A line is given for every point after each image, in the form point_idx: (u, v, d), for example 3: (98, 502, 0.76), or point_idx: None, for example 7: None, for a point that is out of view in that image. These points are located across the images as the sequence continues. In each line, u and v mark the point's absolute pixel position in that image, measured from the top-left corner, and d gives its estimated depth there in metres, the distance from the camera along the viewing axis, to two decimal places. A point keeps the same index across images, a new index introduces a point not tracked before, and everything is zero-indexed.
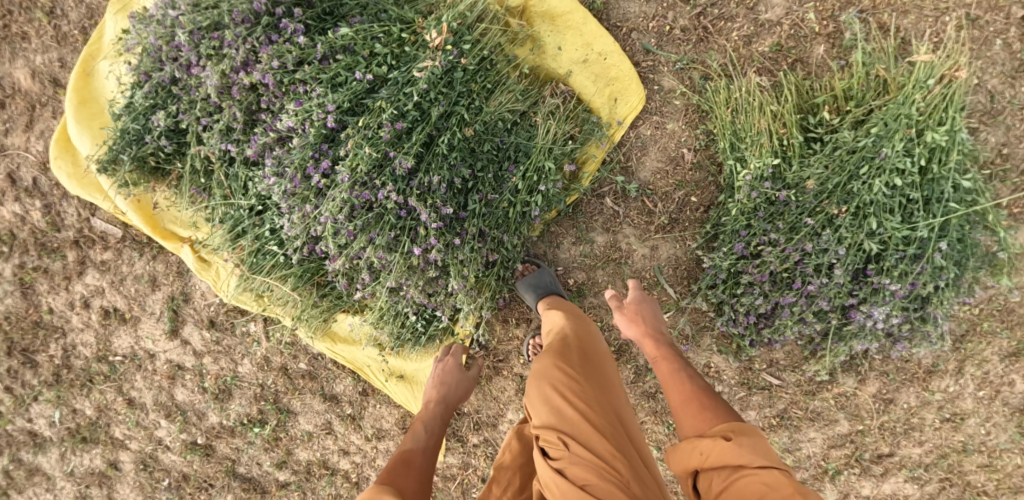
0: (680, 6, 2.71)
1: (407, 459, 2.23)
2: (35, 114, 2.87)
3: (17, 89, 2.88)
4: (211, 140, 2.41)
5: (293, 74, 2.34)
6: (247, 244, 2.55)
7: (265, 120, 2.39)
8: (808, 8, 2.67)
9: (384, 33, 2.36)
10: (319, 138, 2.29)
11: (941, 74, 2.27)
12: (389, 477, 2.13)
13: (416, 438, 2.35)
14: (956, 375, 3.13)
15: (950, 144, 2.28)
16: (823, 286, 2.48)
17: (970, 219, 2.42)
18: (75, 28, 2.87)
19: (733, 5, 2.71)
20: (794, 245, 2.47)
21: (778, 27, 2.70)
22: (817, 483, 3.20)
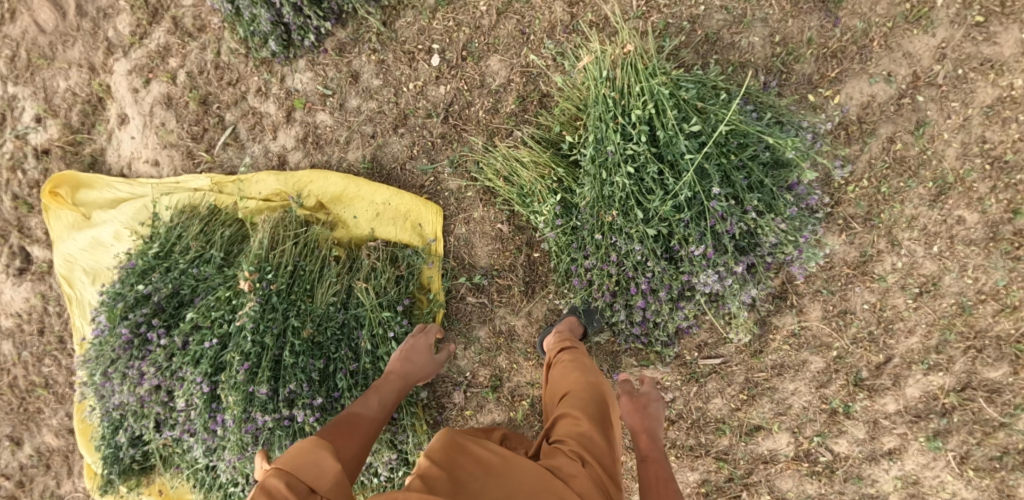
0: (429, 121, 3.05)
1: (354, 421, 2.14)
2: (70, 459, 3.84)
3: (52, 449, 3.86)
4: (152, 436, 2.96)
5: (171, 365, 2.86)
6: (217, 495, 3.04)
7: (174, 405, 2.90)
8: (526, 54, 2.94)
9: (216, 297, 2.85)
10: (207, 401, 2.76)
11: (613, 58, 2.37)
12: (332, 437, 2.03)
13: (368, 406, 2.25)
14: (895, 249, 2.95)
15: (658, 103, 2.30)
16: (651, 277, 2.48)
17: (736, 143, 2.38)
18: (67, 387, 3.84)
19: (466, 93, 3.01)
20: (604, 261, 2.53)
21: (511, 85, 2.96)
22: (835, 426, 3.01)
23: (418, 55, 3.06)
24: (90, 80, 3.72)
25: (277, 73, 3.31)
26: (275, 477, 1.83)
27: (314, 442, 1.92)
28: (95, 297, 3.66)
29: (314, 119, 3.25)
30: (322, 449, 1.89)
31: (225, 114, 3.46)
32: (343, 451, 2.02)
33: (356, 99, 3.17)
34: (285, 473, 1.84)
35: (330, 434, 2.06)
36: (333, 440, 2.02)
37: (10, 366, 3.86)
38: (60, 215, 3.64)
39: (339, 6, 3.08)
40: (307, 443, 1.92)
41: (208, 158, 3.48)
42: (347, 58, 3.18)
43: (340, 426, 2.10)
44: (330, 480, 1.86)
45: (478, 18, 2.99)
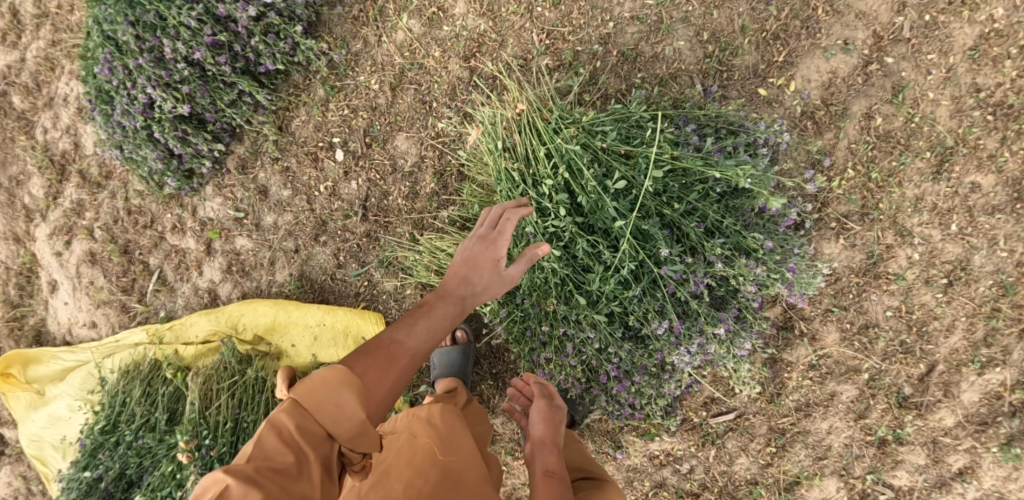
0: (349, 220, 2.73)
1: (393, 353, 1.58)
2: None
3: None
4: None
5: None
6: None
7: None
8: (433, 124, 2.62)
9: (161, 473, 2.56)
10: None
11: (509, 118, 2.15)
12: (365, 364, 1.54)
13: (415, 330, 1.64)
14: (905, 239, 2.50)
15: (572, 163, 2.00)
16: (621, 362, 2.13)
17: (676, 184, 2.02)
18: None
19: (379, 181, 2.69)
20: (564, 352, 2.17)
21: (425, 162, 2.64)
22: (887, 458, 2.56)
23: (320, 154, 2.75)
24: (15, 252, 3.44)
25: (188, 205, 3.05)
26: (277, 429, 1.44)
27: (340, 380, 1.47)
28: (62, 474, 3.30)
29: (234, 246, 2.96)
30: (347, 389, 1.46)
31: (148, 258, 3.20)
32: (376, 387, 1.53)
33: (270, 215, 2.87)
34: (287, 425, 1.45)
35: (371, 353, 1.56)
36: (364, 370, 1.53)
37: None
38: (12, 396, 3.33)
39: (226, 122, 2.81)
40: (331, 374, 1.48)
41: (142, 307, 3.24)
42: (252, 173, 2.91)
43: (382, 347, 1.58)
44: (353, 427, 1.46)
45: (373, 99, 2.69)
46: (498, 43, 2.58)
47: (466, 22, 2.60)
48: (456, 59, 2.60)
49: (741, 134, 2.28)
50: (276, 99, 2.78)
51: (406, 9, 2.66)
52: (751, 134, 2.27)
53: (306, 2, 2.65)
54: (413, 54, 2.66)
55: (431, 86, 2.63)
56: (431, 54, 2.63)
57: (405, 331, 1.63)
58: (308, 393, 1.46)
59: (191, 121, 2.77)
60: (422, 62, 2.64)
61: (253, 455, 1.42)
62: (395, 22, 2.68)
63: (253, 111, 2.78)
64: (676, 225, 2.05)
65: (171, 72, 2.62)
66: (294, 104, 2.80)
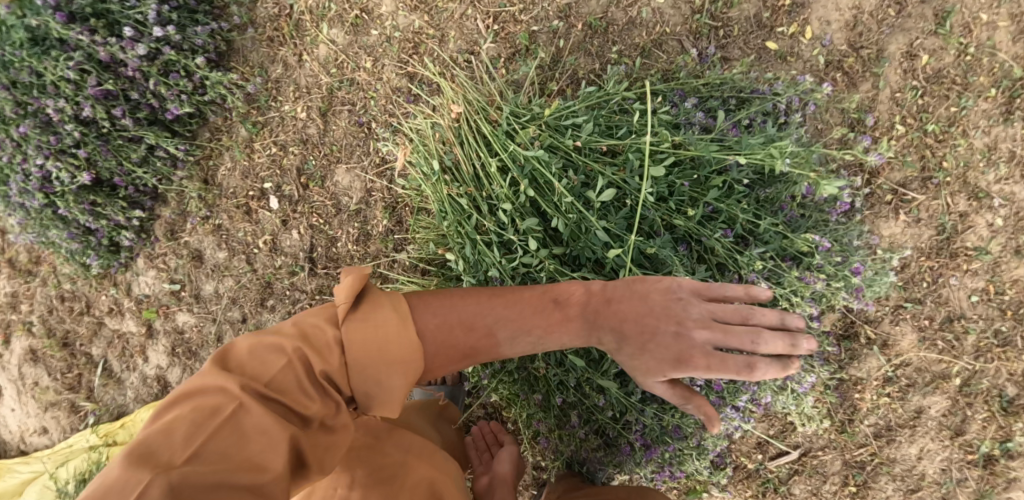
0: (296, 279, 2.27)
1: (475, 348, 1.26)
2: None
3: None
4: None
5: None
6: None
7: None
8: (375, 150, 2.16)
9: None
10: None
11: (448, 123, 1.80)
12: (442, 344, 1.24)
13: (517, 341, 1.28)
14: (982, 203, 1.97)
15: (534, 175, 1.62)
16: (648, 430, 1.68)
17: (684, 180, 1.55)
18: None
19: (323, 226, 2.22)
20: (574, 425, 1.73)
21: (373, 196, 2.17)
22: (999, 479, 2.01)
23: (252, 204, 2.30)
24: None
25: (121, 284, 2.63)
26: (313, 365, 1.19)
27: (409, 348, 1.20)
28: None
29: (176, 323, 2.53)
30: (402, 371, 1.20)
31: (91, 349, 2.79)
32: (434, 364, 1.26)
33: (209, 283, 2.43)
34: (325, 360, 1.19)
35: (456, 320, 1.25)
36: (434, 346, 1.23)
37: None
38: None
39: (142, 184, 2.38)
40: (400, 329, 1.20)
41: (91, 405, 2.81)
42: (182, 238, 2.47)
43: (476, 333, 1.26)
44: (387, 405, 1.24)
45: (303, 130, 2.24)
46: (437, 39, 2.11)
47: (396, 21, 2.14)
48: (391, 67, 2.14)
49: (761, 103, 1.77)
50: (194, 148, 2.35)
51: (325, 18, 2.22)
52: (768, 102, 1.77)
53: (209, 29, 2.22)
54: (341, 68, 2.20)
55: (366, 103, 2.16)
56: (361, 66, 2.17)
57: (510, 333, 1.27)
58: (364, 347, 1.19)
59: (100, 189, 2.33)
60: (352, 77, 2.18)
61: (273, 382, 1.16)
62: (315, 36, 2.24)
63: (170, 167, 2.35)
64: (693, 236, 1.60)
65: (62, 137, 2.20)
66: (217, 151, 2.37)
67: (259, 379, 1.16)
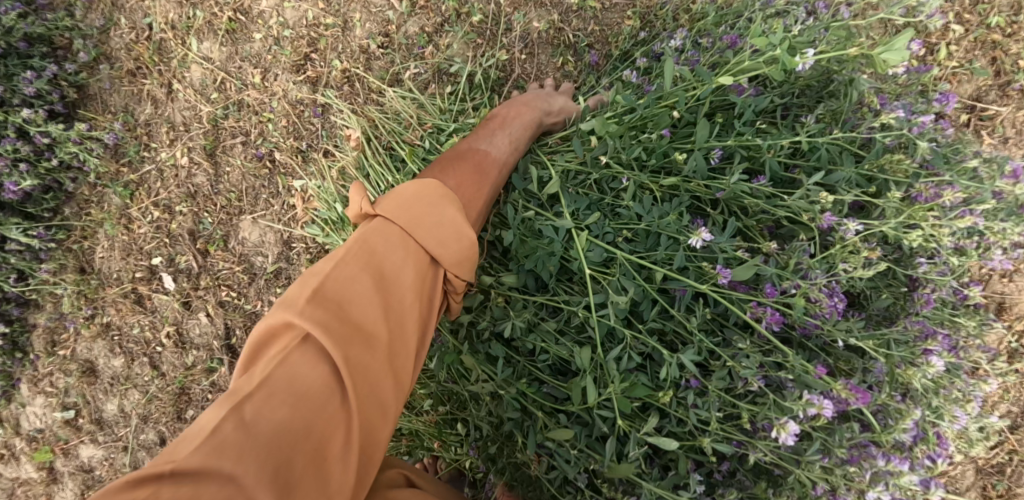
0: (216, 376, 1.71)
1: (475, 165, 1.18)
2: None
3: None
4: None
5: None
6: None
7: None
8: (287, 186, 1.62)
9: None
10: None
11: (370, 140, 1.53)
12: (448, 171, 1.14)
13: (493, 142, 1.23)
14: None
15: None
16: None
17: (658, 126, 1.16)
18: None
19: (238, 301, 1.67)
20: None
21: (294, 248, 1.63)
22: None
23: (141, 289, 1.75)
24: None
25: (7, 422, 1.93)
26: (366, 253, 0.97)
27: (442, 193, 1.05)
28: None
29: (80, 462, 1.90)
30: (447, 195, 1.05)
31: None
32: (469, 196, 1.12)
33: (111, 401, 1.84)
34: (376, 242, 0.98)
35: (463, 162, 1.17)
36: (456, 180, 1.13)
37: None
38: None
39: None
40: (423, 189, 1.05)
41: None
42: (65, 350, 1.86)
43: (475, 162, 1.18)
44: (464, 246, 1.03)
45: (188, 181, 1.69)
46: (336, 25, 1.57)
47: (281, 14, 1.61)
48: (286, 75, 1.61)
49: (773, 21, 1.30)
50: (56, 232, 1.78)
51: (193, 30, 1.68)
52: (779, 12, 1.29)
53: (44, 74, 1.67)
54: (223, 91, 1.66)
55: (263, 129, 1.63)
56: (249, 83, 1.64)
57: (484, 137, 1.22)
58: (409, 204, 1.03)
59: None
60: (239, 99, 1.65)
61: (334, 274, 0.93)
62: (183, 56, 1.70)
63: (30, 261, 1.77)
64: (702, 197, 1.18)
65: None
66: (90, 229, 1.80)
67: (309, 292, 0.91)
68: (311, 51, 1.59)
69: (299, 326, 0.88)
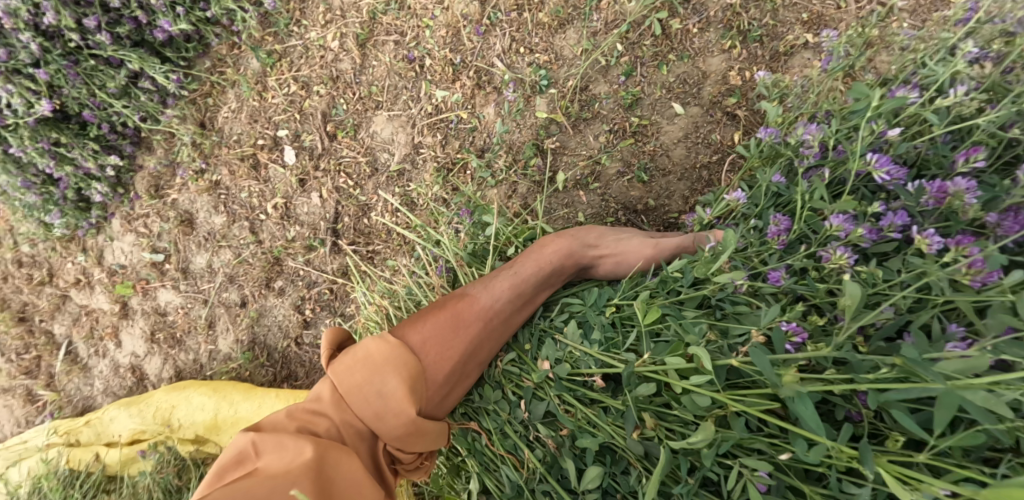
0: (314, 256, 1.79)
1: (457, 323, 1.27)
2: None
3: None
4: None
5: None
6: None
7: None
8: (428, 94, 1.68)
9: None
10: None
11: (528, 74, 1.61)
12: (418, 329, 1.26)
13: (492, 294, 1.31)
14: None
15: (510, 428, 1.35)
16: None
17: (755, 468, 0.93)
18: None
19: (353, 190, 1.74)
20: None
21: (421, 154, 1.70)
22: None
23: (260, 157, 1.81)
24: None
25: (90, 251, 2.03)
26: (314, 413, 1.15)
27: (393, 359, 1.18)
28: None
29: (157, 304, 1.97)
30: (392, 365, 1.18)
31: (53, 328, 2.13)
32: (430, 358, 1.23)
33: (201, 255, 1.90)
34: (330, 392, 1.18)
35: (439, 317, 1.27)
36: (423, 340, 1.24)
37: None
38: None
39: (120, 123, 1.84)
40: (379, 351, 1.19)
41: (50, 398, 2.13)
42: (169, 195, 1.92)
43: (447, 308, 1.29)
44: (402, 418, 1.16)
45: (333, 64, 1.74)
46: None
47: None
48: None
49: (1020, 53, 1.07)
50: (190, 80, 1.83)
51: None
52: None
53: None
54: None
55: (418, 32, 1.68)
56: None
57: (481, 285, 1.32)
58: (361, 367, 1.17)
59: (65, 126, 1.80)
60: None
61: (284, 423, 1.13)
62: None
63: (157, 103, 1.82)
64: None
65: (16, 51, 1.67)
66: (219, 86, 1.84)
67: (275, 422, 1.13)
68: None
69: (249, 453, 1.06)
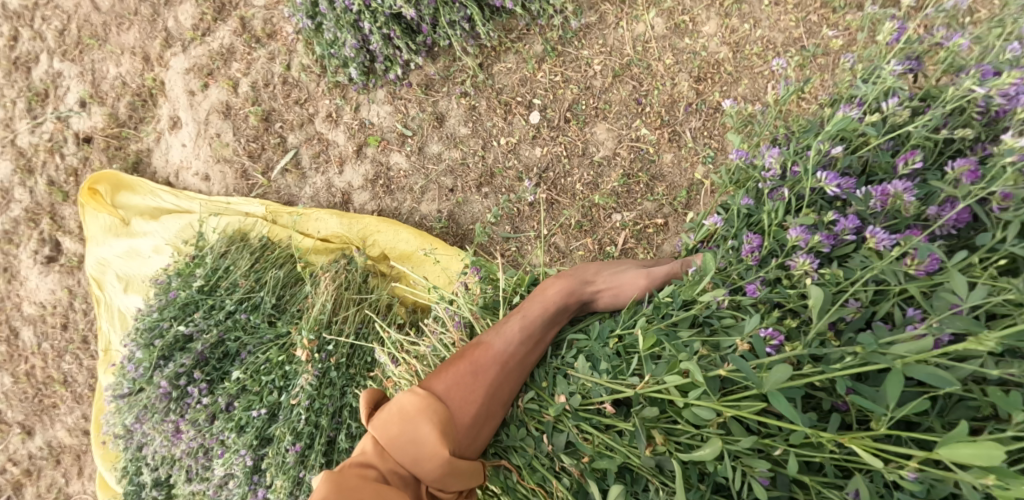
0: (518, 185, 2.69)
1: (470, 383, 2.09)
2: (82, 460, 3.61)
3: (63, 446, 3.64)
4: (180, 488, 2.64)
5: (210, 427, 2.47)
6: None
7: (206, 463, 2.54)
8: (637, 127, 2.62)
9: (267, 357, 2.51)
10: (248, 472, 2.40)
11: (704, 148, 2.59)
12: (445, 393, 2.07)
13: (502, 348, 2.16)
14: None
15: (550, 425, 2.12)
16: None
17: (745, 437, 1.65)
18: (85, 387, 3.55)
19: (564, 160, 2.67)
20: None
21: (617, 159, 2.64)
22: None
23: (514, 108, 2.69)
24: (143, 72, 3.27)
25: (355, 103, 2.86)
26: (375, 458, 1.94)
27: (424, 414, 1.98)
28: (128, 306, 3.26)
29: (387, 160, 2.83)
30: (421, 418, 1.97)
31: (287, 136, 2.98)
32: (453, 412, 2.04)
33: (437, 145, 2.76)
34: (377, 448, 1.95)
35: (456, 377, 2.09)
36: (446, 400, 2.05)
37: (27, 353, 3.63)
38: (95, 215, 3.19)
39: (433, 39, 2.66)
40: (414, 409, 1.98)
41: (263, 183, 3.01)
42: (432, 96, 2.76)
43: (462, 370, 2.11)
44: (435, 456, 1.93)
45: (590, 78, 2.64)
46: (732, 79, 2.58)
47: (709, 44, 2.58)
48: (684, 77, 2.60)
49: (911, 64, 1.95)
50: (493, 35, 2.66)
51: (658, 7, 2.60)
52: (930, 43, 1.96)
53: None
54: (646, 52, 2.61)
55: (652, 89, 2.62)
56: (662, 60, 2.61)
57: (492, 340, 2.17)
58: (402, 423, 1.97)
59: (398, 23, 2.63)
60: (651, 64, 2.61)
61: (355, 464, 1.92)
62: (641, 14, 2.61)
63: (464, 40, 2.64)
64: (783, 487, 1.67)
65: None
66: (505, 47, 2.68)
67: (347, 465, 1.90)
68: (709, 77, 2.58)
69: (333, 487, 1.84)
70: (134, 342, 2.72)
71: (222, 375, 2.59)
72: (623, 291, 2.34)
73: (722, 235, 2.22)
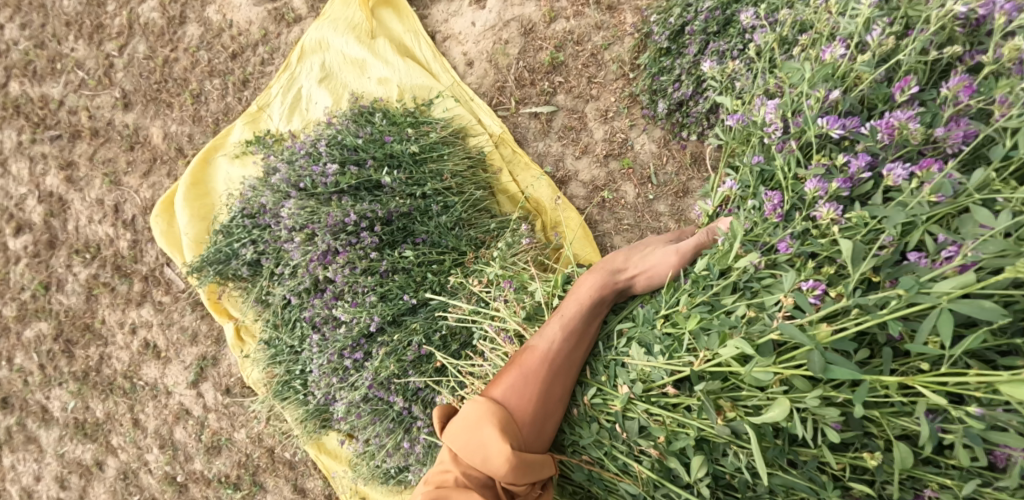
0: None
1: (525, 381, 2.07)
2: (154, 166, 3.59)
3: (147, 141, 3.60)
4: (278, 290, 2.78)
5: (358, 276, 2.64)
6: (280, 372, 2.91)
7: (326, 293, 2.73)
8: None
9: (438, 260, 2.72)
10: (360, 334, 2.61)
11: None
12: (504, 395, 2.06)
13: (545, 344, 2.14)
14: None
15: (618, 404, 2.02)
16: None
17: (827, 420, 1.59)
18: (209, 115, 3.53)
19: None
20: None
21: None
22: None
23: None
24: None
25: (633, 122, 3.04)
26: (452, 469, 1.95)
27: (486, 416, 1.97)
28: (312, 95, 3.28)
29: (618, 183, 3.05)
30: (484, 419, 1.96)
31: (558, 93, 3.11)
32: (517, 413, 2.02)
33: (665, 206, 3.00)
34: (452, 458, 1.98)
35: (512, 378, 2.08)
36: (509, 403, 2.03)
37: (179, 45, 3.56)
38: (349, 3, 3.23)
39: None
40: (475, 414, 1.99)
41: (510, 109, 3.15)
42: (692, 171, 2.98)
43: (518, 371, 2.09)
44: (502, 455, 1.89)
45: None
46: None
47: None
48: None
49: None
50: None
51: None
52: None
53: None
54: None
55: None
56: None
57: (538, 338, 2.15)
58: (467, 427, 1.97)
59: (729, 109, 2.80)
60: None
61: (436, 479, 1.96)
62: None
63: None
64: (857, 428, 1.60)
65: None
66: None
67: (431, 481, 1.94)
68: None
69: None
70: (325, 149, 2.78)
71: (389, 242, 2.75)
72: (656, 272, 2.23)
73: (738, 198, 1.99)
